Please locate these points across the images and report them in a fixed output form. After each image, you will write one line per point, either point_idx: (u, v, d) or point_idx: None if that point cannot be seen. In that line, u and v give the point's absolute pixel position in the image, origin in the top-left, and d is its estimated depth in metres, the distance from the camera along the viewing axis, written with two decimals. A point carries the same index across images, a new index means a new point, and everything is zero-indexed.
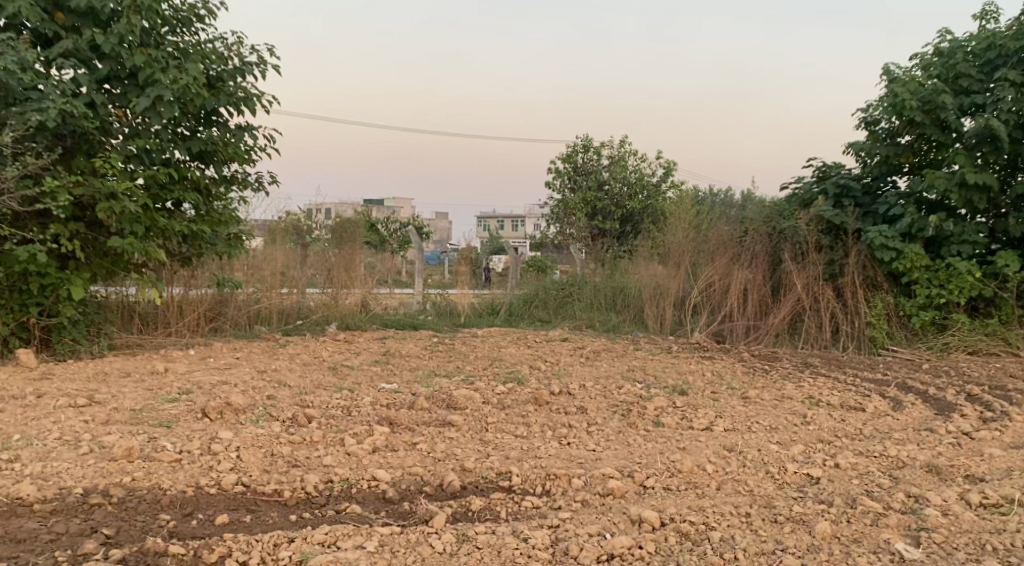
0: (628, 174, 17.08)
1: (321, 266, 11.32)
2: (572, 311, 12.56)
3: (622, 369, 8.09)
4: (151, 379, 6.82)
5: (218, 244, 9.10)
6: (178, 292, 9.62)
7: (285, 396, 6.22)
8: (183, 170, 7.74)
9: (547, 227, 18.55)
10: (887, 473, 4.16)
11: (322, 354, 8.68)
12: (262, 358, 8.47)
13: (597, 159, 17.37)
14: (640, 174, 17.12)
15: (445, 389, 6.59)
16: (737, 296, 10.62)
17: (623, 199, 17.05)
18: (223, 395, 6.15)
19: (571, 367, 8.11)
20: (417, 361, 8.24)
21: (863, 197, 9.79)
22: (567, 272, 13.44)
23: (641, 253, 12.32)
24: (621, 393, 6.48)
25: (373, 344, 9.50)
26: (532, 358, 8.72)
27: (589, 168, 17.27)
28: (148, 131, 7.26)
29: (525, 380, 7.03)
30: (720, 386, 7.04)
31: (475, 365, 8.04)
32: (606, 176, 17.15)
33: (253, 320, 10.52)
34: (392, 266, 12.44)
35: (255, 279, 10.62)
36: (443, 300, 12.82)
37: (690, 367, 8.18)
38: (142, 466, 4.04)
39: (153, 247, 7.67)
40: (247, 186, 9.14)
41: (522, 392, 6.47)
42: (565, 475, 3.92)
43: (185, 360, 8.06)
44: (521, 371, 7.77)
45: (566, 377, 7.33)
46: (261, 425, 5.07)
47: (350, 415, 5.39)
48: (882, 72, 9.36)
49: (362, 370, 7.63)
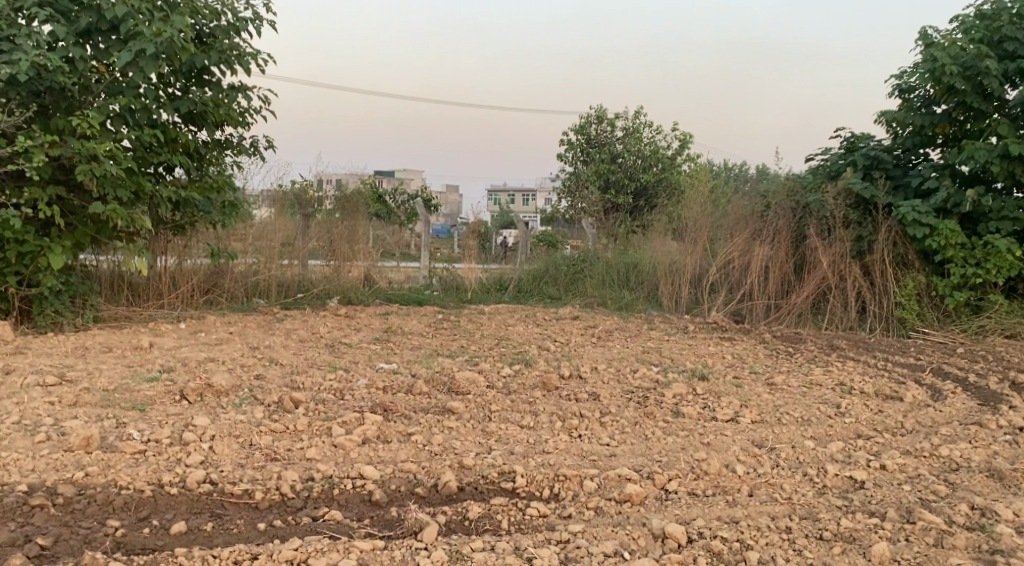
0: (643, 146, 16.53)
1: (323, 237, 10.84)
2: (584, 288, 12.08)
3: (637, 350, 7.61)
4: (134, 356, 6.39)
5: (212, 211, 8.66)
6: (172, 262, 9.18)
7: (275, 376, 5.78)
8: (171, 132, 7.29)
9: (558, 200, 18.05)
10: (941, 477, 3.67)
11: (320, 330, 8.22)
12: (256, 333, 8.01)
13: (611, 130, 16.84)
14: (655, 147, 16.59)
15: (447, 372, 6.13)
16: (757, 274, 10.11)
17: (637, 171, 16.50)
18: (207, 375, 5.71)
19: (582, 348, 7.63)
20: (419, 339, 7.77)
21: (894, 170, 9.22)
22: (578, 247, 12.93)
23: (656, 227, 11.83)
24: (637, 378, 6.00)
25: (375, 320, 9.03)
26: (541, 337, 8.25)
27: (602, 139, 16.76)
28: (131, 89, 6.80)
29: (533, 363, 6.56)
30: (743, 371, 6.55)
31: (480, 345, 7.57)
32: (620, 149, 16.61)
33: (252, 293, 10.09)
34: (398, 238, 11.96)
35: (254, 249, 10.16)
36: (449, 274, 12.27)
37: (709, 349, 7.69)
38: (101, 459, 3.62)
39: (139, 214, 7.24)
40: (242, 151, 8.69)
41: (530, 376, 6.00)
42: (577, 477, 3.46)
43: (174, 334, 7.62)
44: (529, 351, 7.30)
45: (577, 359, 6.86)
46: (242, 410, 4.62)
47: (341, 400, 4.92)
48: (920, 35, 8.76)
49: (361, 349, 7.17)
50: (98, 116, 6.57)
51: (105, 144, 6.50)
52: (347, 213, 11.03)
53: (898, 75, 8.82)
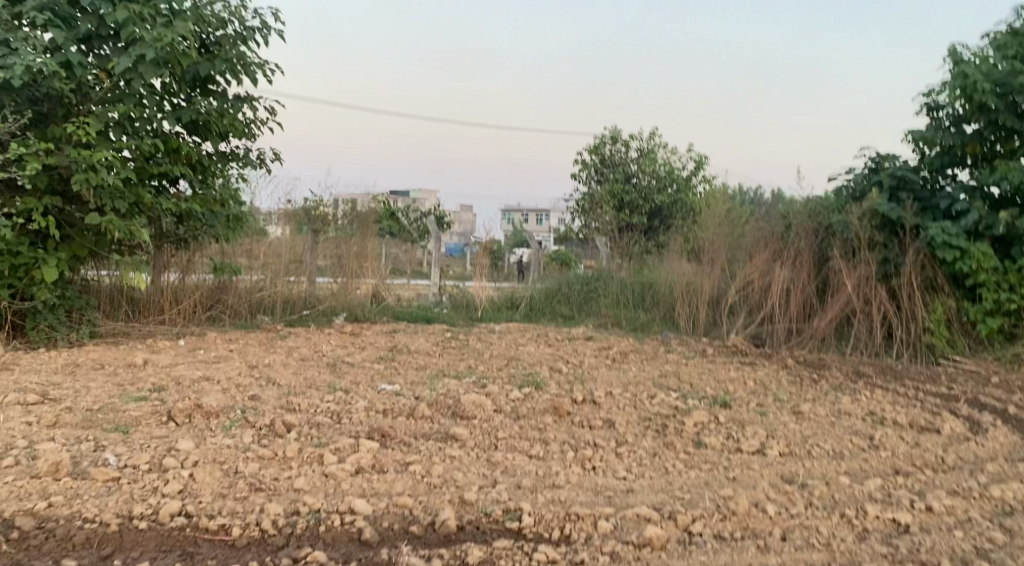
0: (657, 167, 16.24)
1: (331, 253, 10.56)
2: (597, 308, 11.76)
3: (653, 374, 7.26)
4: (126, 372, 6.10)
5: (215, 224, 8.42)
6: (175, 277, 8.93)
7: (271, 397, 5.47)
8: (173, 143, 7.06)
9: (571, 220, 17.73)
10: (995, 522, 3.31)
11: (323, 348, 7.92)
12: (257, 351, 7.72)
13: (625, 150, 16.46)
14: (670, 167, 16.37)
15: (453, 394, 5.81)
16: (778, 297, 9.78)
17: (652, 191, 16.23)
18: (200, 394, 5.41)
19: (596, 370, 7.28)
20: (426, 359, 7.46)
21: (921, 191, 8.87)
22: (592, 267, 12.62)
23: (672, 248, 11.52)
24: (654, 405, 5.66)
25: (381, 338, 8.72)
26: (552, 358, 7.92)
27: (616, 160, 16.34)
28: (132, 97, 6.59)
29: (544, 386, 6.23)
30: (766, 399, 6.19)
31: (489, 366, 7.24)
32: (635, 169, 16.26)
33: (257, 309, 9.82)
34: (407, 255, 11.68)
35: (259, 265, 9.90)
36: (460, 292, 11.97)
37: (729, 375, 7.34)
38: (70, 487, 3.31)
39: (138, 226, 6.99)
40: (248, 164, 8.46)
41: (540, 400, 5.67)
42: (590, 517, 3.14)
43: (172, 351, 7.32)
44: (540, 373, 6.97)
45: (590, 382, 6.51)
46: (231, 434, 4.32)
47: (338, 424, 4.61)
48: (949, 52, 8.45)
49: (364, 368, 6.87)
50: (96, 124, 6.35)
51: (102, 153, 6.28)
52: (356, 227, 10.75)
53: (926, 93, 8.51)
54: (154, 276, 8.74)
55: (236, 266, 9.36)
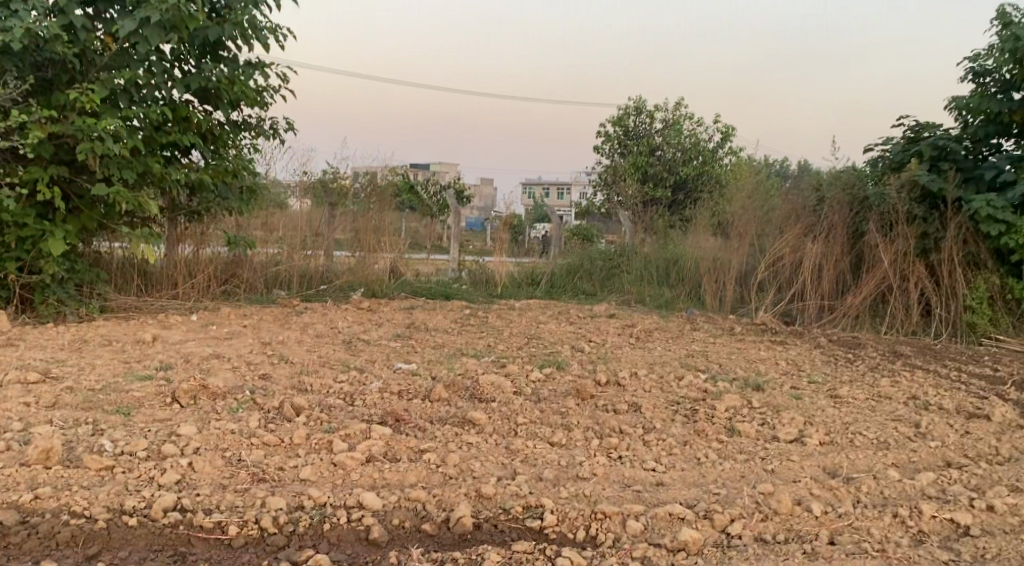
0: (682, 139, 15.84)
1: (349, 227, 10.32)
2: (620, 284, 11.45)
3: (681, 353, 6.97)
4: (134, 349, 5.90)
5: (228, 196, 8.20)
6: (188, 250, 8.74)
7: (282, 377, 5.25)
8: (182, 110, 6.82)
9: (593, 194, 17.37)
10: None
11: (339, 324, 7.69)
12: (271, 326, 7.51)
13: (649, 122, 16.10)
14: (695, 139, 15.87)
15: (472, 375, 5.56)
16: (809, 273, 9.48)
17: (676, 164, 15.82)
18: (209, 373, 5.19)
19: (621, 350, 7.00)
20: (444, 336, 7.21)
21: (964, 161, 8.44)
22: (615, 241, 12.28)
23: (699, 222, 11.20)
24: (682, 387, 5.38)
25: (398, 314, 8.48)
26: (574, 336, 7.65)
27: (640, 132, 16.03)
28: (138, 63, 6.34)
29: (567, 367, 5.97)
30: (801, 382, 5.89)
31: (509, 344, 6.98)
32: (659, 142, 15.91)
33: (273, 284, 9.61)
34: (428, 229, 11.43)
35: (275, 239, 9.68)
36: (479, 267, 11.68)
37: (760, 355, 7.04)
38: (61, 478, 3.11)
39: (146, 197, 6.77)
40: (261, 134, 8.20)
41: (563, 382, 5.40)
42: (618, 516, 2.94)
43: (183, 327, 7.11)
44: (562, 352, 6.70)
45: (615, 362, 6.24)
46: (237, 418, 4.09)
47: (350, 406, 4.37)
48: (997, 13, 7.98)
49: (381, 346, 6.63)
50: (100, 90, 6.11)
51: (106, 120, 6.05)
52: (373, 199, 10.49)
53: (971, 57, 8.07)
54: (166, 248, 8.55)
55: (250, 242, 8.77)
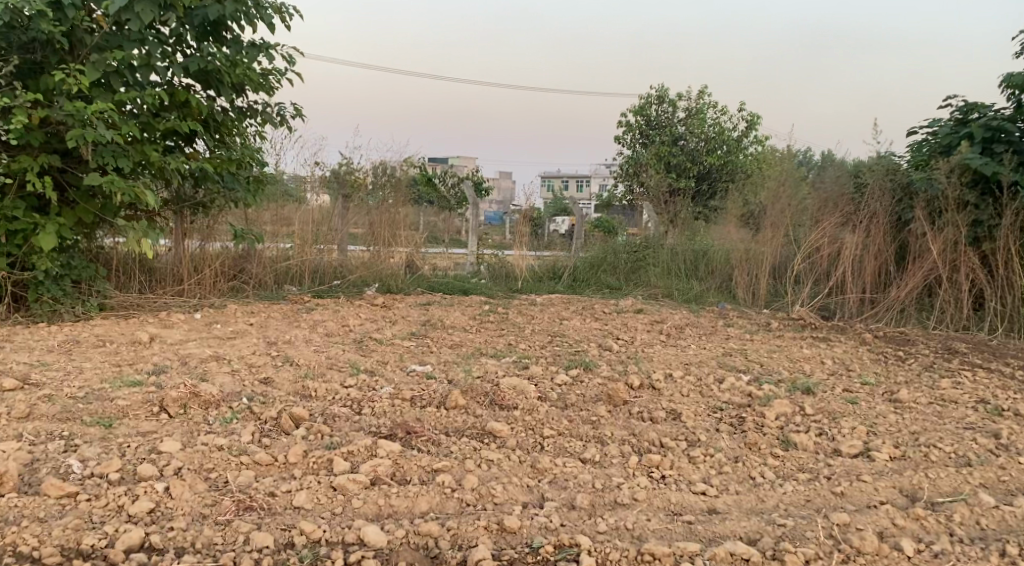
0: (706, 128, 15.23)
1: (363, 219, 9.84)
2: (646, 278, 10.92)
3: (717, 352, 6.45)
4: (128, 351, 5.47)
5: (235, 188, 7.76)
6: (195, 245, 8.33)
7: (285, 382, 4.78)
8: (180, 95, 6.39)
9: (614, 185, 16.80)
10: None
11: (351, 322, 7.24)
12: (278, 325, 7.07)
13: (672, 111, 15.51)
14: (720, 128, 15.25)
15: (492, 379, 5.08)
16: (851, 264, 8.96)
17: (700, 154, 15.20)
18: (204, 377, 4.74)
19: (652, 349, 6.49)
20: (461, 335, 6.73)
21: (1020, 142, 7.86)
22: (638, 232, 11.77)
23: (729, 213, 10.70)
24: (724, 392, 4.89)
25: (413, 311, 8.02)
26: (600, 334, 7.14)
27: (662, 121, 15.45)
28: (132, 44, 5.92)
29: (595, 368, 5.49)
30: (852, 384, 5.38)
31: (531, 344, 6.50)
32: (682, 131, 15.32)
33: (283, 280, 9.17)
34: (446, 222, 10.97)
35: (284, 234, 9.21)
36: (498, 262, 11.17)
37: (803, 353, 6.52)
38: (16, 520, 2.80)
39: (144, 188, 6.35)
40: (268, 121, 7.77)
41: (592, 386, 4.92)
42: (670, 558, 2.69)
43: (185, 326, 6.68)
44: (588, 352, 6.21)
45: (647, 363, 5.74)
46: (229, 431, 3.65)
47: (356, 417, 3.92)
48: None
49: (394, 345, 6.17)
50: (91, 73, 5.70)
51: (96, 104, 5.64)
52: (388, 190, 10.01)
53: None
54: (170, 243, 8.13)
55: (257, 235, 8.28)
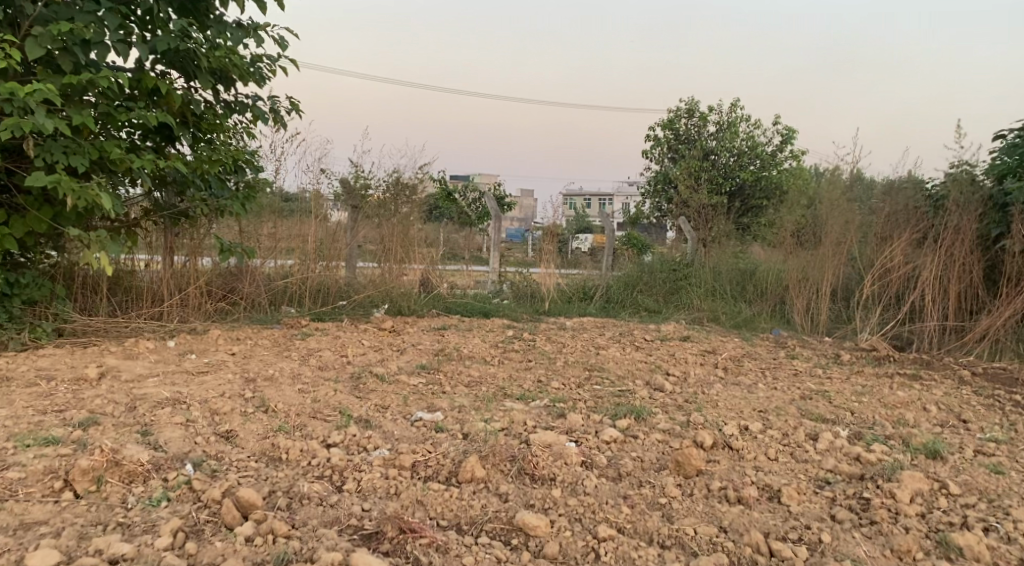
0: (738, 142, 14.00)
1: (372, 234, 8.75)
2: (688, 299, 9.75)
3: (793, 395, 5.27)
4: (65, 391, 4.40)
5: (222, 196, 6.70)
6: (182, 262, 7.31)
7: (250, 439, 3.70)
8: (149, 80, 5.35)
9: (642, 200, 15.50)
10: None
11: (350, 352, 6.14)
12: (265, 355, 6.00)
13: (702, 125, 14.23)
14: (754, 141, 14.00)
15: (519, 434, 3.96)
16: (931, 289, 7.78)
17: (732, 170, 14.01)
18: (145, 433, 3.68)
19: (713, 390, 5.33)
20: (480, 369, 5.60)
21: None
22: (675, 249, 10.62)
23: (783, 229, 9.57)
24: (823, 457, 3.75)
25: (425, 337, 6.89)
26: (646, 369, 5.99)
27: (692, 135, 14.24)
28: (87, 16, 4.89)
29: (647, 418, 4.35)
30: (980, 440, 4.21)
31: (564, 381, 5.37)
32: (713, 145, 14.06)
33: (279, 300, 8.10)
34: (466, 239, 9.89)
35: (283, 248, 8.12)
36: (523, 280, 10.01)
37: (899, 396, 5.32)
38: None
39: (102, 193, 5.27)
40: (260, 117, 6.72)
41: (650, 450, 3.79)
42: None
43: (152, 357, 5.63)
44: (636, 393, 5.08)
45: (711, 411, 4.61)
46: (142, 537, 2.73)
47: (340, 491, 3.09)
48: None
49: (398, 384, 5.05)
50: (33, 49, 4.67)
51: (33, 86, 4.60)
52: (403, 202, 8.88)
53: None
54: (150, 257, 7.11)
55: (247, 249, 7.15)
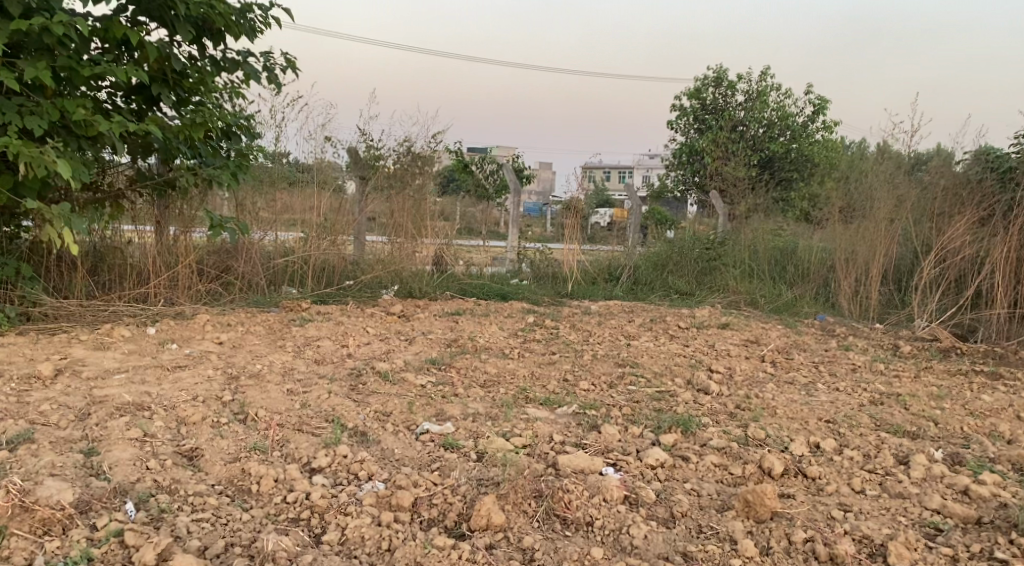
0: (767, 112, 13.13)
1: (380, 208, 8.04)
2: (723, 281, 8.98)
3: (861, 399, 4.52)
4: (10, 394, 3.74)
5: (211, 165, 6.00)
6: (172, 234, 6.63)
7: (217, 461, 3.03)
8: (116, 29, 4.65)
9: (666, 174, 14.61)
10: None
11: (353, 342, 5.45)
12: (257, 345, 5.32)
13: (730, 94, 13.35)
14: (784, 110, 13.13)
15: (546, 455, 3.28)
16: (1003, 270, 6.95)
17: (761, 142, 13.15)
18: (89, 452, 3.03)
19: (767, 393, 4.60)
20: (498, 364, 4.90)
21: None
22: (708, 225, 9.82)
23: (830, 205, 8.73)
24: (922, 490, 3.02)
25: (436, 325, 6.18)
26: (687, 364, 5.26)
27: (718, 106, 13.36)
28: None
29: (697, 432, 3.64)
30: None
31: (594, 379, 4.65)
32: (742, 116, 13.17)
33: (279, 280, 7.38)
34: (484, 212, 9.18)
35: (284, 221, 7.42)
36: (543, 258, 9.27)
37: (986, 400, 4.56)
38: None
39: (64, 161, 4.57)
40: (252, 76, 6.00)
41: (705, 479, 3.10)
42: None
43: (125, 347, 4.97)
44: (679, 397, 4.37)
45: (774, 423, 3.90)
46: None
47: (318, 544, 2.53)
48: None
49: (403, 385, 4.34)
50: None
51: None
52: (412, 175, 8.16)
53: None
54: (137, 229, 6.47)
55: (240, 225, 6.36)
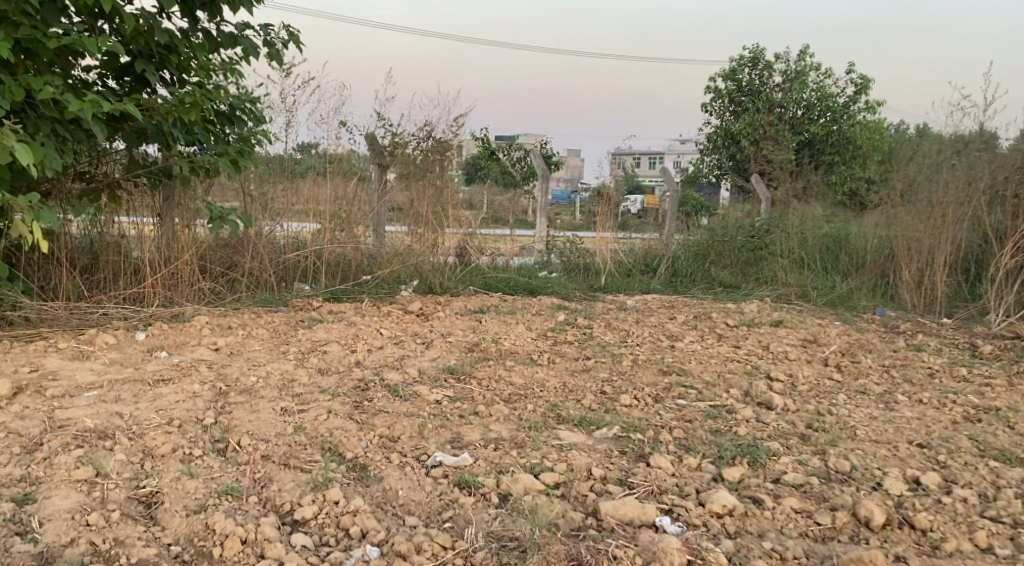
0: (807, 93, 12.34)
1: (400, 198, 7.44)
2: (772, 272, 8.25)
3: (953, 414, 3.85)
4: None
5: (209, 151, 5.42)
6: (176, 226, 6.05)
7: (176, 510, 2.55)
8: None
9: (701, 158, 13.79)
10: None
11: (361, 348, 4.85)
12: (256, 352, 4.74)
13: (767, 74, 12.56)
14: (824, 91, 12.33)
15: (584, 498, 2.68)
16: None
17: (802, 123, 12.35)
18: (23, 499, 2.56)
19: (841, 407, 3.93)
20: (526, 374, 4.28)
21: None
22: (752, 211, 9.08)
23: (889, 188, 7.97)
24: None
25: (456, 326, 5.57)
26: (741, 371, 4.61)
27: (755, 86, 12.57)
28: None
29: (769, 463, 2.99)
30: None
31: (638, 392, 4.01)
32: (780, 97, 12.38)
33: (291, 276, 6.78)
34: (511, 200, 8.54)
35: (297, 212, 6.83)
36: (575, 248, 8.54)
37: None
38: None
39: (30, 147, 4.01)
40: (252, 52, 5.40)
41: (786, 533, 2.50)
42: None
43: (106, 356, 4.42)
44: (739, 413, 3.71)
45: (860, 450, 3.24)
46: None
47: None
48: None
49: (415, 401, 3.73)
50: None
51: None
52: (434, 161, 7.55)
53: None
54: (138, 222, 5.94)
55: (245, 217, 5.65)
